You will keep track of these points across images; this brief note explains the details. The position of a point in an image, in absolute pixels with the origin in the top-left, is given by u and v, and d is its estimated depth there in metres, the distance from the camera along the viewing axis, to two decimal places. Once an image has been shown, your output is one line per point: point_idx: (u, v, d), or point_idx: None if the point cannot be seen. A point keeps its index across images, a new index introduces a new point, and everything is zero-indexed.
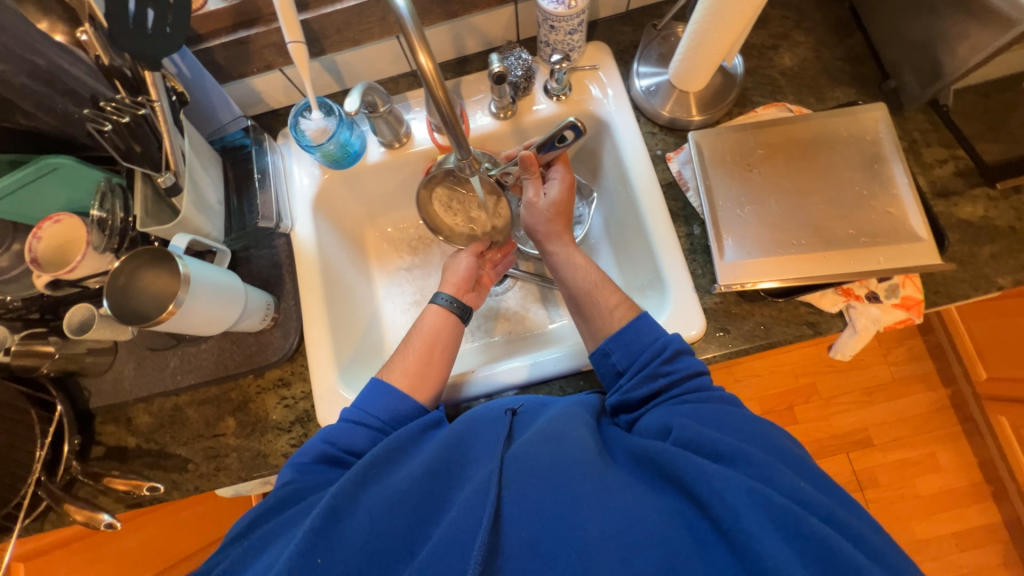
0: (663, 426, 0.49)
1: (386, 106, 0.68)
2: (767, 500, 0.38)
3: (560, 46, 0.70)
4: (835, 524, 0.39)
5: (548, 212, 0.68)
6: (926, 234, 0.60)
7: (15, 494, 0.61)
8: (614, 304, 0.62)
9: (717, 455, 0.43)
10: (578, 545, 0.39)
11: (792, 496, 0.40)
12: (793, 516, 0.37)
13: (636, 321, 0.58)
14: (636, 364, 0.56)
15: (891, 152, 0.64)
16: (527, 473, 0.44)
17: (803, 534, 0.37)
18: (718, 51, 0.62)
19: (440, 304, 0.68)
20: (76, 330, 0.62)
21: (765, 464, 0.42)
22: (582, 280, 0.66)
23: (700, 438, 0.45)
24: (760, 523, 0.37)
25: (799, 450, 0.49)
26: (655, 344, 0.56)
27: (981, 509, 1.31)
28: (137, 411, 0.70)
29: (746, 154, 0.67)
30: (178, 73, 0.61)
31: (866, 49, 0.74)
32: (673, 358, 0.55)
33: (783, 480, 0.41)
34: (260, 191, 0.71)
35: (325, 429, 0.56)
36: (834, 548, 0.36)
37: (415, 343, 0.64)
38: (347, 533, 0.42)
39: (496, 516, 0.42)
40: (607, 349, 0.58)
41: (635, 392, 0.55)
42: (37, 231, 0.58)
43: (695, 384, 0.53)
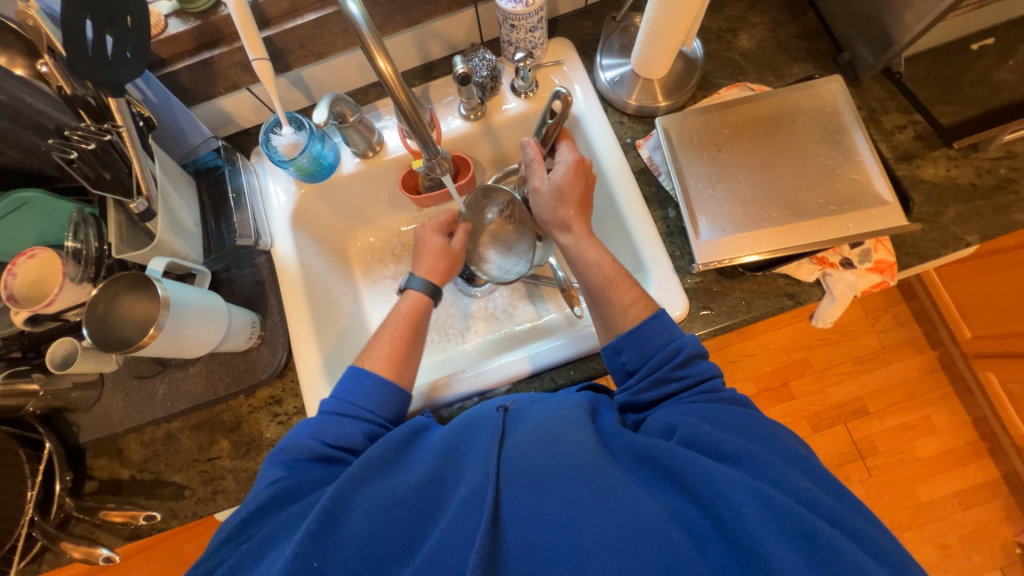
0: (668, 425, 0.49)
1: (355, 115, 0.68)
2: (772, 501, 0.39)
3: (523, 44, 0.71)
4: (842, 527, 0.39)
5: (557, 197, 0.66)
6: (891, 198, 0.61)
7: (8, 538, 0.60)
8: (630, 302, 0.61)
9: (723, 455, 0.44)
10: (580, 547, 0.39)
11: (797, 497, 0.41)
12: (798, 517, 0.38)
13: (650, 321, 0.57)
14: (647, 366, 0.56)
15: (851, 122, 0.66)
16: (529, 476, 0.44)
17: (807, 536, 0.37)
18: (675, 36, 0.64)
19: (416, 288, 0.67)
20: (60, 365, 0.61)
21: (769, 465, 0.42)
22: (596, 275, 0.64)
23: (706, 438, 0.45)
24: (762, 522, 0.38)
25: (802, 447, 0.49)
26: (669, 347, 0.56)
27: (979, 467, 1.33)
28: (129, 442, 0.69)
29: (713, 135, 0.68)
30: (144, 99, 0.61)
31: (819, 25, 0.76)
32: (686, 362, 0.55)
33: (788, 481, 0.41)
34: (236, 211, 0.70)
35: (311, 424, 0.55)
36: (839, 549, 0.37)
37: (392, 327, 0.64)
38: (347, 535, 0.42)
39: (495, 519, 0.42)
40: (618, 346, 0.58)
41: (645, 395, 0.55)
42: (12, 267, 0.57)
43: (705, 387, 0.53)
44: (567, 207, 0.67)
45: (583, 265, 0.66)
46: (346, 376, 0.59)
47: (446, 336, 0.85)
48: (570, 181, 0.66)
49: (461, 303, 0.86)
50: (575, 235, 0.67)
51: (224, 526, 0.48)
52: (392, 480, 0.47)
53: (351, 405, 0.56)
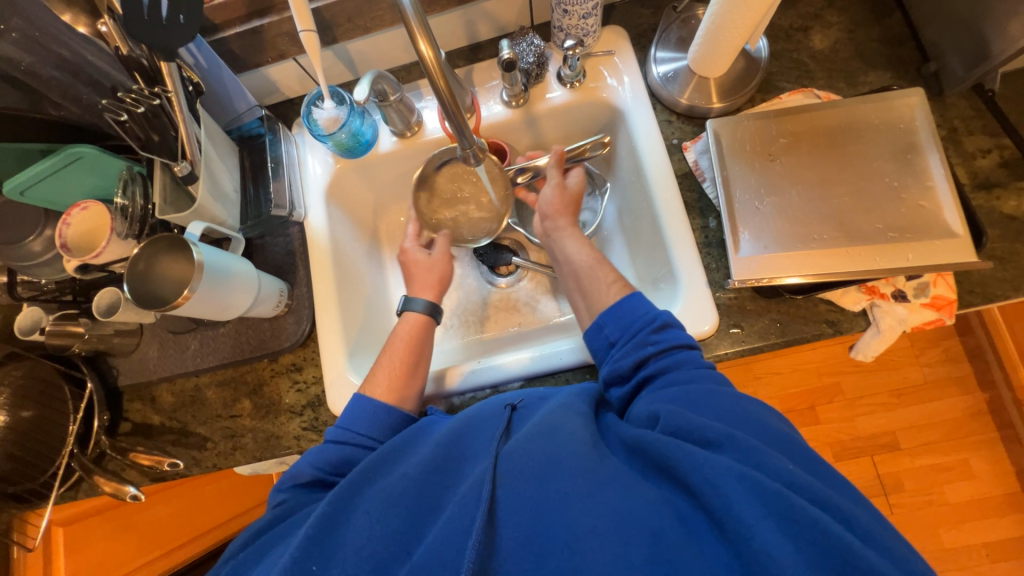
0: (651, 415, 0.47)
1: (396, 94, 0.67)
2: (757, 484, 0.37)
3: (574, 31, 0.68)
4: (827, 507, 0.38)
5: (567, 196, 0.70)
6: (962, 230, 0.56)
7: (51, 465, 0.66)
8: (612, 280, 0.61)
9: (707, 442, 0.42)
10: (572, 541, 0.39)
11: (781, 479, 0.39)
12: (782, 498, 0.37)
13: (629, 297, 0.57)
14: (628, 334, 0.54)
15: (927, 141, 0.60)
16: (521, 467, 0.44)
17: (791, 515, 0.36)
18: (739, 34, 0.59)
19: (417, 310, 0.68)
20: (105, 312, 0.65)
21: (753, 449, 0.40)
22: (579, 255, 0.65)
23: (689, 425, 0.44)
24: (753, 511, 0.36)
25: (788, 429, 0.47)
26: (646, 317, 0.55)
27: (1016, 520, 1.24)
28: (161, 390, 0.74)
29: (768, 143, 0.64)
30: (195, 63, 0.63)
31: (906, 29, 0.69)
32: (662, 328, 0.54)
33: (772, 463, 0.40)
34: (274, 180, 0.72)
35: (314, 453, 0.56)
36: (824, 529, 0.35)
37: (396, 347, 0.65)
38: (345, 539, 0.44)
39: (490, 515, 0.42)
40: (600, 322, 0.57)
41: (625, 362, 0.53)
42: (67, 218, 0.61)
43: (682, 356, 0.52)
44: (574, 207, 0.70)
45: (575, 246, 0.66)
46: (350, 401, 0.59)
47: (466, 323, 0.85)
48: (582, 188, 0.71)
49: (482, 290, 0.86)
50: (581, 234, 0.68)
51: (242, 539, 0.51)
52: (395, 474, 0.48)
53: None
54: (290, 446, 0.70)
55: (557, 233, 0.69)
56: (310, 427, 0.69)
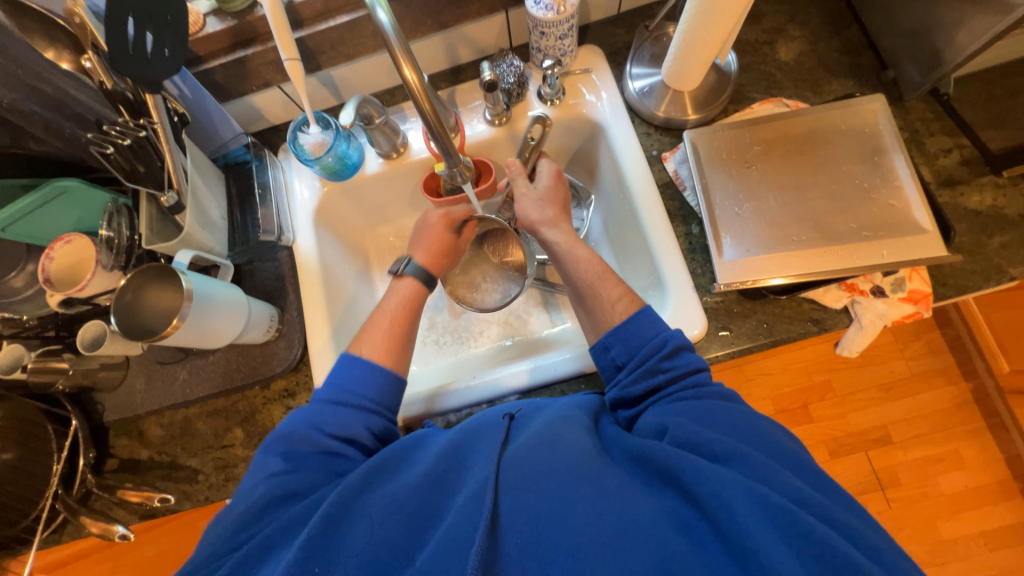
0: (660, 427, 0.48)
1: (381, 117, 0.69)
2: (764, 499, 0.38)
3: (552, 51, 0.71)
4: (833, 524, 0.38)
5: (541, 200, 0.70)
6: (931, 226, 0.58)
7: (34, 508, 0.64)
8: (617, 297, 0.61)
9: (714, 456, 0.43)
10: (575, 550, 0.39)
11: (788, 495, 0.40)
12: (790, 514, 0.37)
13: (638, 315, 0.57)
14: (635, 359, 0.55)
15: (892, 143, 0.63)
16: (524, 477, 0.44)
17: (801, 533, 0.37)
18: (709, 49, 0.62)
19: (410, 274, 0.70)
20: (89, 347, 0.64)
21: (761, 466, 0.41)
22: (585, 271, 0.65)
23: (699, 437, 0.45)
24: (760, 524, 0.37)
25: (798, 447, 0.48)
26: (655, 339, 0.55)
27: (1009, 507, 1.26)
28: (149, 423, 0.72)
29: (743, 151, 0.66)
30: (180, 95, 0.63)
31: (864, 40, 0.73)
32: (672, 353, 0.54)
33: (780, 480, 0.40)
34: (261, 206, 0.72)
35: (310, 414, 0.55)
36: (831, 545, 0.36)
37: (388, 311, 0.67)
38: (345, 540, 0.43)
39: (492, 523, 0.42)
40: (606, 343, 0.58)
41: (634, 388, 0.54)
42: (49, 252, 0.60)
43: (691, 380, 0.52)
44: (552, 208, 0.71)
45: (574, 262, 0.66)
46: (341, 362, 0.60)
47: (460, 338, 0.85)
48: (554, 186, 0.72)
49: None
50: (562, 232, 0.69)
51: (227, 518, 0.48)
52: (396, 484, 0.47)
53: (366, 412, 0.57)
54: None
55: (550, 243, 0.69)
56: None
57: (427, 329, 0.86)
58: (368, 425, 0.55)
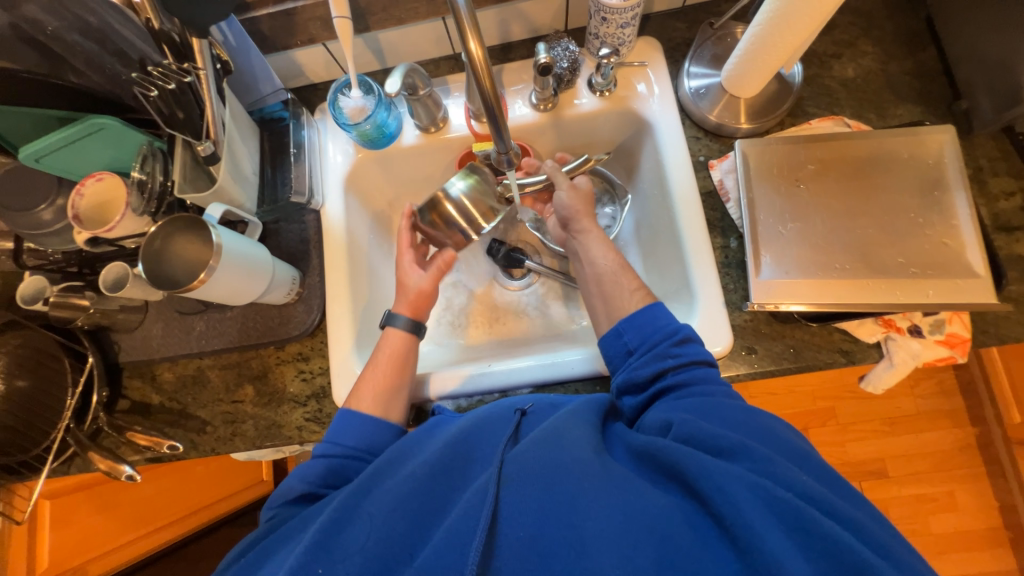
0: (664, 422, 0.48)
1: (426, 89, 0.67)
2: (769, 495, 0.38)
3: (610, 39, 0.67)
4: (836, 516, 0.38)
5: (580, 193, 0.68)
6: (984, 272, 0.56)
7: (46, 439, 0.64)
8: (636, 287, 0.62)
9: (718, 450, 0.42)
10: (579, 542, 0.39)
11: (794, 490, 0.39)
12: (794, 509, 0.37)
13: (651, 306, 0.57)
14: (647, 343, 0.55)
15: (954, 179, 0.60)
16: (527, 468, 0.43)
17: (804, 527, 0.36)
18: (778, 57, 0.59)
19: (400, 327, 0.66)
20: (111, 287, 0.63)
21: (765, 457, 0.41)
22: (619, 271, 0.63)
23: (701, 433, 0.44)
24: (765, 522, 0.37)
25: (801, 440, 0.47)
26: (667, 328, 0.55)
27: (996, 554, 1.26)
28: (162, 369, 0.72)
29: (795, 168, 0.64)
30: (224, 40, 0.62)
31: (939, 65, 0.69)
32: (682, 343, 0.54)
33: (785, 473, 0.40)
34: (294, 164, 0.71)
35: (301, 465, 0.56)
36: (836, 541, 0.35)
37: (380, 366, 0.63)
38: (348, 539, 0.43)
39: (495, 513, 0.42)
40: (620, 328, 0.57)
41: (642, 372, 0.54)
42: (81, 188, 0.59)
43: (697, 370, 0.52)
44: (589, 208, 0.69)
45: (598, 250, 0.65)
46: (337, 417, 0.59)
47: (477, 322, 0.84)
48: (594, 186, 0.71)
49: (499, 289, 0.86)
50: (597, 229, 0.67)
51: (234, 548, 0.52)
52: (402, 473, 0.48)
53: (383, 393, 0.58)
54: (291, 436, 0.69)
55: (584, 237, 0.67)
56: (313, 418, 0.69)
57: (443, 310, 0.85)
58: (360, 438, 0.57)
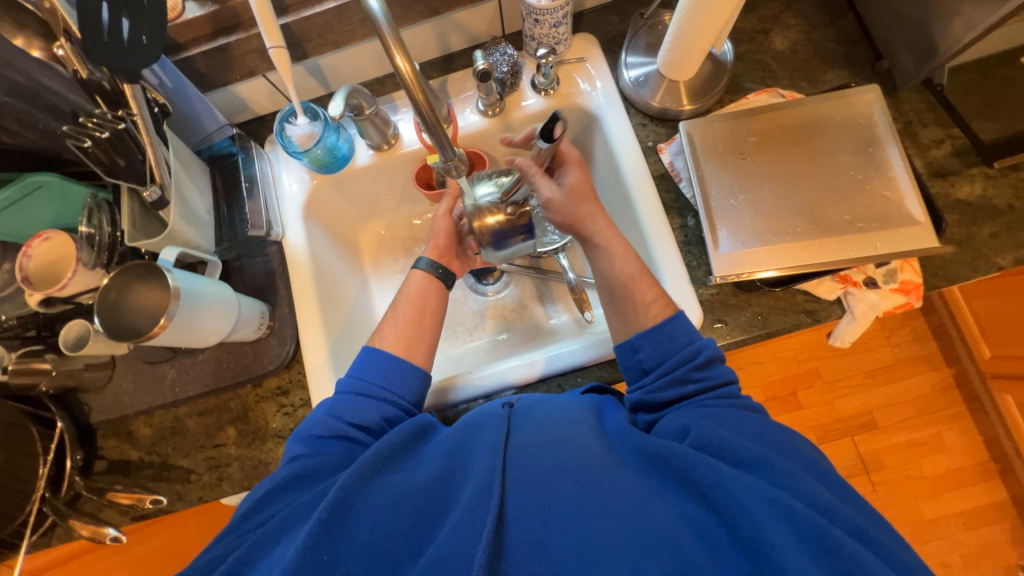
0: (682, 426, 0.48)
1: (372, 108, 0.67)
2: (790, 509, 0.38)
3: (546, 40, 0.69)
4: (856, 535, 0.39)
5: (571, 197, 0.65)
6: (924, 218, 0.59)
7: (20, 513, 0.62)
8: (651, 298, 0.61)
9: (738, 461, 0.43)
10: (589, 552, 0.39)
11: (813, 505, 0.40)
12: (820, 530, 0.37)
13: (673, 320, 0.57)
14: (665, 365, 0.55)
15: (886, 135, 0.63)
16: (541, 479, 0.44)
17: (827, 547, 0.36)
18: (706, 38, 0.61)
19: (423, 270, 0.68)
20: (73, 347, 0.62)
21: (787, 474, 0.42)
22: (621, 269, 0.63)
23: (721, 440, 0.45)
24: (781, 531, 0.37)
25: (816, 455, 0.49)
26: (689, 348, 0.56)
27: (988, 487, 1.31)
28: (138, 424, 0.70)
29: (739, 142, 0.66)
30: (160, 84, 0.61)
31: (858, 29, 0.72)
32: (706, 364, 0.54)
33: (807, 490, 0.41)
34: (248, 199, 0.70)
35: (330, 402, 0.57)
36: (858, 560, 0.36)
37: (403, 309, 0.65)
38: (353, 532, 0.42)
39: (501, 521, 0.42)
40: (637, 344, 0.58)
41: (661, 394, 0.54)
42: (27, 249, 0.58)
43: (718, 392, 0.53)
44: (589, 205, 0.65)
45: (611, 260, 0.64)
46: (360, 356, 0.61)
47: (473, 326, 0.84)
48: (584, 182, 0.65)
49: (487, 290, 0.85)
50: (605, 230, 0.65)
51: (244, 502, 0.49)
52: (408, 475, 0.47)
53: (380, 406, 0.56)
54: None
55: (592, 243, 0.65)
56: None
57: None
58: (384, 415, 0.56)
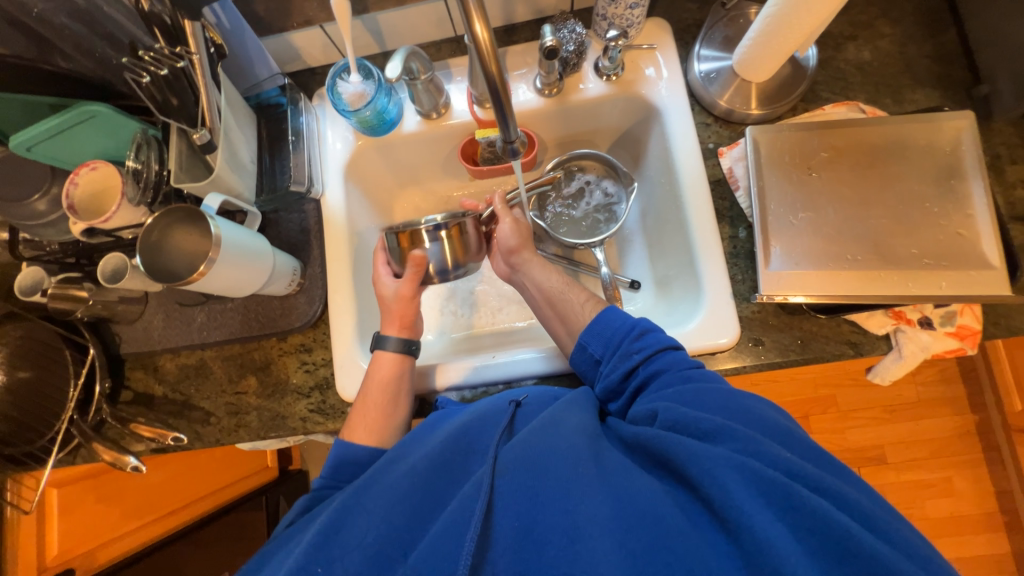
0: (651, 411, 0.48)
1: (427, 74, 0.65)
2: (754, 473, 0.37)
3: (618, 21, 0.65)
4: (824, 492, 0.37)
5: (518, 229, 0.70)
6: (999, 263, 0.55)
7: (50, 430, 0.64)
8: (585, 299, 0.65)
9: (703, 433, 0.42)
10: (572, 528, 0.39)
11: (779, 467, 0.38)
12: (782, 487, 0.36)
13: (604, 311, 0.59)
14: (611, 348, 0.57)
15: (972, 167, 0.58)
16: (520, 457, 0.44)
17: (793, 506, 0.36)
18: (794, 39, 0.57)
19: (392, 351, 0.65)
20: (110, 279, 0.63)
21: (750, 437, 0.40)
22: (552, 281, 0.67)
23: (685, 418, 0.44)
24: (751, 500, 0.36)
25: (789, 422, 0.46)
26: (625, 326, 0.57)
27: (991, 538, 1.28)
28: (164, 360, 0.72)
29: (808, 155, 0.62)
30: (218, 23, 0.60)
31: (959, 47, 0.66)
32: (641, 335, 0.56)
33: (770, 451, 0.39)
34: (293, 152, 0.69)
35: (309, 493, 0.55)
36: (826, 517, 0.35)
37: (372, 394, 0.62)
38: (351, 534, 0.43)
39: (490, 504, 0.42)
40: (583, 342, 0.58)
41: (614, 374, 0.55)
42: (75, 176, 0.58)
43: (666, 357, 0.53)
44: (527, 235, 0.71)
45: (545, 274, 0.68)
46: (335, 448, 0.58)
47: (497, 309, 0.83)
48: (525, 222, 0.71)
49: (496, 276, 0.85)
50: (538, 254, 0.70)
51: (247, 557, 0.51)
52: (401, 468, 0.48)
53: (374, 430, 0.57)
54: (296, 427, 0.68)
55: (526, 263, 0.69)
56: (317, 409, 0.68)
57: (446, 299, 0.84)
58: None
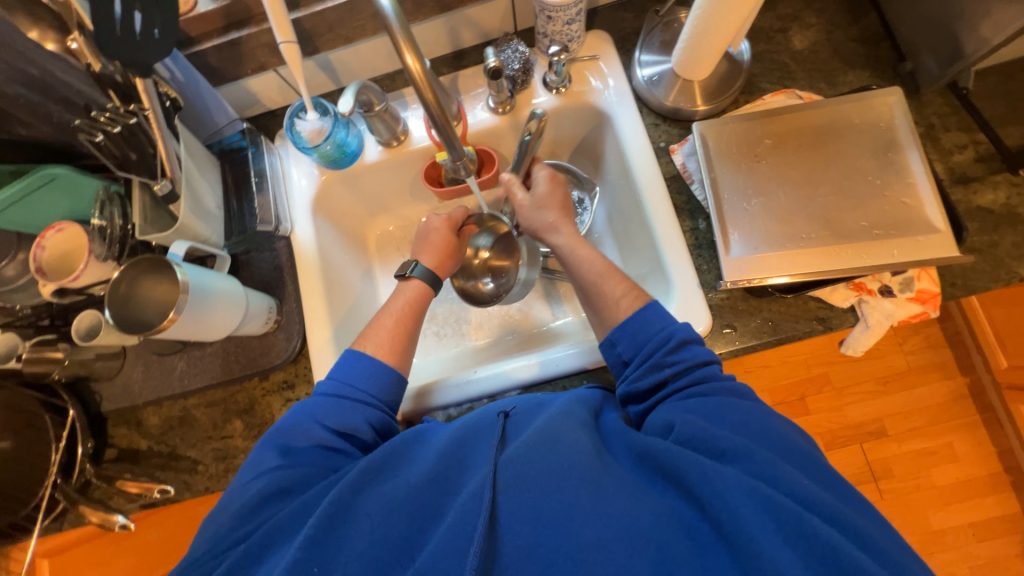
0: (667, 424, 0.47)
1: (381, 104, 0.66)
2: (769, 500, 0.38)
3: (558, 37, 0.69)
4: (837, 523, 0.38)
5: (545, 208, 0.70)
6: (944, 226, 0.57)
7: (33, 497, 0.63)
8: (621, 293, 0.61)
9: (720, 452, 0.43)
10: (574, 549, 0.39)
11: (793, 494, 0.39)
12: (795, 517, 0.37)
13: (642, 312, 0.57)
14: (642, 354, 0.55)
15: (907, 139, 0.61)
16: (526, 475, 0.43)
17: (804, 534, 0.36)
18: (722, 38, 0.60)
19: (418, 278, 0.69)
20: (86, 336, 0.62)
21: (768, 462, 0.41)
22: (588, 270, 0.65)
23: (701, 434, 0.44)
24: (761, 525, 0.37)
25: (768, 414, 0.47)
26: (660, 334, 0.55)
27: (999, 500, 1.28)
28: (148, 414, 0.72)
29: (754, 144, 0.64)
30: (172, 77, 0.61)
31: (881, 29, 0.70)
32: (678, 348, 0.53)
33: (786, 479, 0.40)
34: (258, 193, 0.70)
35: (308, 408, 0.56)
36: (836, 547, 0.35)
37: (386, 322, 0.65)
38: (347, 538, 0.43)
39: (491, 522, 0.41)
40: (613, 339, 0.57)
41: (641, 383, 0.54)
42: (41, 240, 0.58)
43: (697, 373, 0.52)
44: (552, 211, 0.70)
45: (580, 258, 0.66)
46: (344, 358, 0.60)
47: (478, 325, 0.83)
48: (550, 193, 0.70)
49: None
50: (566, 235, 0.68)
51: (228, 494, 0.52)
52: (398, 480, 0.47)
53: (377, 389, 0.58)
54: None
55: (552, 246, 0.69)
56: None
57: (427, 321, 0.84)
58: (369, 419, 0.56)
